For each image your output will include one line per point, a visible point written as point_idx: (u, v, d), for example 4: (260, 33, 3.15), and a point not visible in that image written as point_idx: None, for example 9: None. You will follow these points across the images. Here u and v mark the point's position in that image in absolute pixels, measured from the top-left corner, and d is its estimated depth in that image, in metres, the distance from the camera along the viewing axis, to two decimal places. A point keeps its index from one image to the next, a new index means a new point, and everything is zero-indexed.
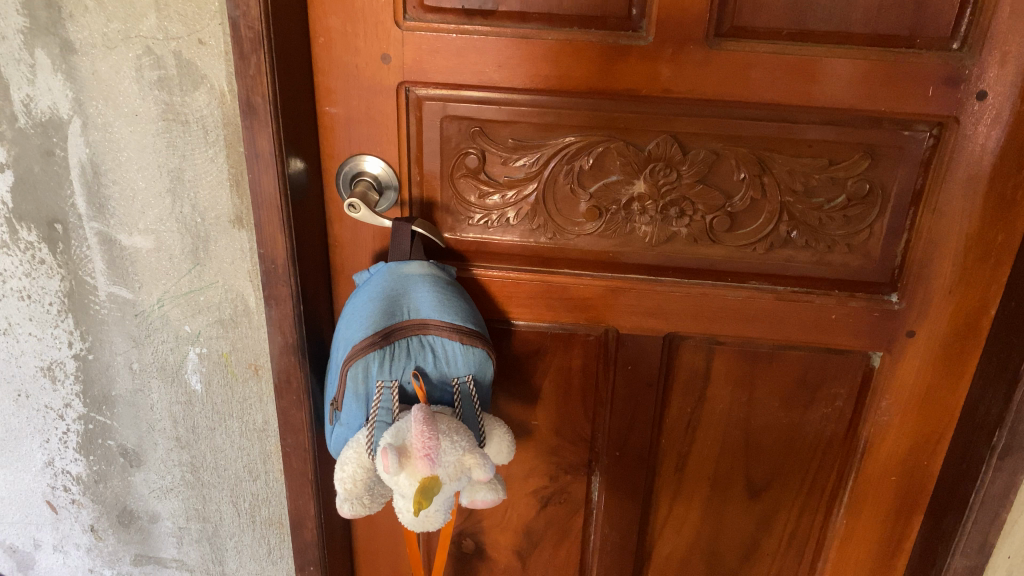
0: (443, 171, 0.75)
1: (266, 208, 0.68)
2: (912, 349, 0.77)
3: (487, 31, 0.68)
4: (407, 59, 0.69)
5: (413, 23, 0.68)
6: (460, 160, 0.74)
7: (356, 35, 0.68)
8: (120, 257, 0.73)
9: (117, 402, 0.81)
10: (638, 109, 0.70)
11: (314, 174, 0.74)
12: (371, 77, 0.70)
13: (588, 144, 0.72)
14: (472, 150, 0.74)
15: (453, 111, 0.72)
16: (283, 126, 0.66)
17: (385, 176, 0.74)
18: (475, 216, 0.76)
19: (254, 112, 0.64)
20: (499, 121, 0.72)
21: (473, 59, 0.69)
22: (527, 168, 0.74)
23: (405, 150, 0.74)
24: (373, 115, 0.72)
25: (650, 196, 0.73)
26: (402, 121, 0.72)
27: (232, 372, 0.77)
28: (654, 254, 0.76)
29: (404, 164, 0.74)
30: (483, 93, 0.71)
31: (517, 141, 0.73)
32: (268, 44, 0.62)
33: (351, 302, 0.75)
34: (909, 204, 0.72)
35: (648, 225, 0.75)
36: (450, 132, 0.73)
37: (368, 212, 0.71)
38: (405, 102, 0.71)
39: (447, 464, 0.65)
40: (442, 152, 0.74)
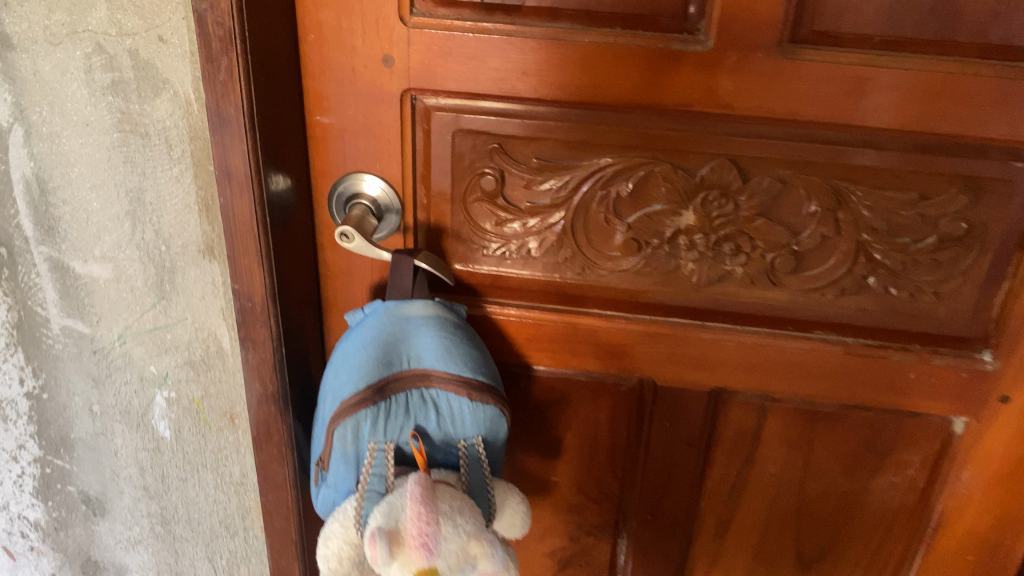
0: (454, 193, 0.63)
1: (240, 236, 0.57)
2: (1004, 415, 0.65)
3: (509, 30, 0.56)
4: (414, 62, 0.57)
5: (422, 19, 0.56)
6: (475, 181, 0.62)
7: (352, 31, 0.57)
8: (75, 286, 0.63)
9: (76, 445, 0.71)
10: (689, 126, 0.58)
11: (301, 194, 0.62)
12: (370, 82, 0.58)
13: (627, 166, 0.60)
14: (489, 170, 0.62)
15: (467, 124, 0.60)
16: (263, 141, 0.55)
17: (386, 202, 0.63)
18: (491, 245, 0.65)
19: (226, 125, 0.53)
20: (522, 138, 0.60)
21: (492, 63, 0.57)
22: (553, 193, 0.62)
23: (410, 168, 0.62)
24: (372, 127, 0.60)
25: (700, 229, 0.61)
26: (407, 134, 0.61)
27: (204, 420, 0.67)
28: (701, 296, 0.64)
29: (409, 184, 0.63)
30: (503, 104, 0.59)
31: (542, 161, 0.61)
32: (242, 44, 0.51)
33: (342, 346, 0.64)
34: (1014, 249, 0.59)
35: (697, 263, 0.63)
36: (463, 148, 0.61)
37: (364, 242, 0.60)
38: (411, 112, 0.60)
39: (447, 554, 0.54)
40: (454, 171, 0.63)
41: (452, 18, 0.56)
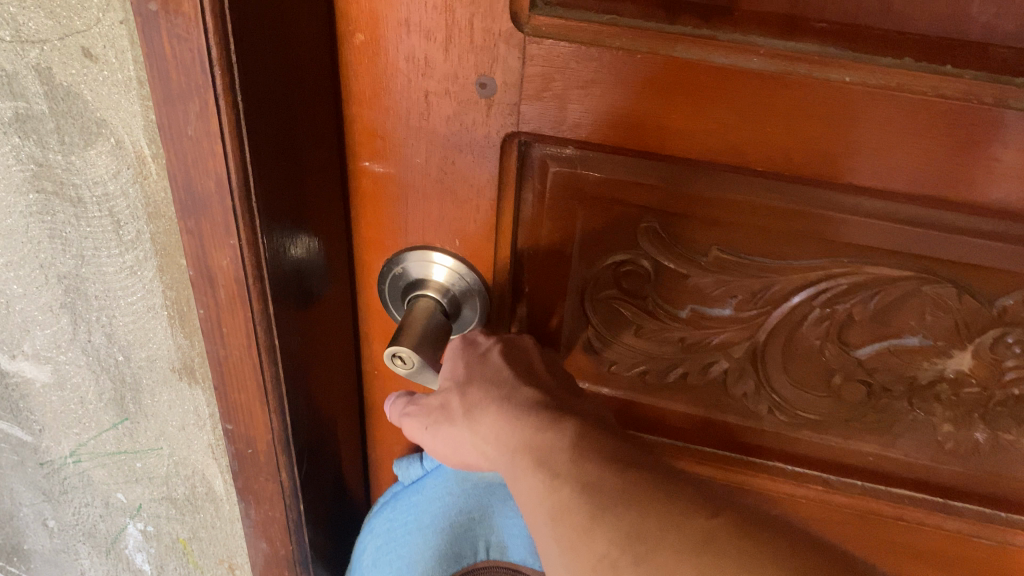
0: (568, 283, 0.40)
1: (233, 366, 0.36)
2: None
3: (705, 50, 0.31)
4: (530, 93, 0.33)
5: (551, 21, 0.32)
6: (609, 274, 0.39)
7: (427, 33, 0.32)
8: (3, 385, 0.42)
9: (33, 557, 0.52)
10: (1003, 234, 0.33)
11: (338, 272, 0.40)
12: (454, 117, 0.35)
13: (874, 279, 0.36)
14: (635, 259, 0.38)
15: (604, 190, 0.36)
16: (269, 233, 0.32)
17: (463, 286, 0.40)
18: (624, 363, 0.42)
19: (204, 206, 0.31)
20: (698, 218, 0.36)
21: (665, 102, 0.32)
22: (737, 304, 0.38)
23: (506, 246, 0.38)
24: (449, 185, 0.37)
25: (976, 381, 0.38)
26: (506, 199, 0.37)
27: (194, 563, 0.48)
28: (950, 469, 0.41)
29: (505, 270, 0.39)
30: (675, 167, 0.35)
31: (725, 256, 0.37)
32: (226, 83, 0.28)
33: (384, 517, 0.42)
34: None
35: (955, 424, 0.39)
36: (594, 226, 0.37)
37: (424, 370, 0.37)
38: (516, 165, 0.36)
39: None
40: (576, 258, 0.39)
41: (604, 22, 0.31)
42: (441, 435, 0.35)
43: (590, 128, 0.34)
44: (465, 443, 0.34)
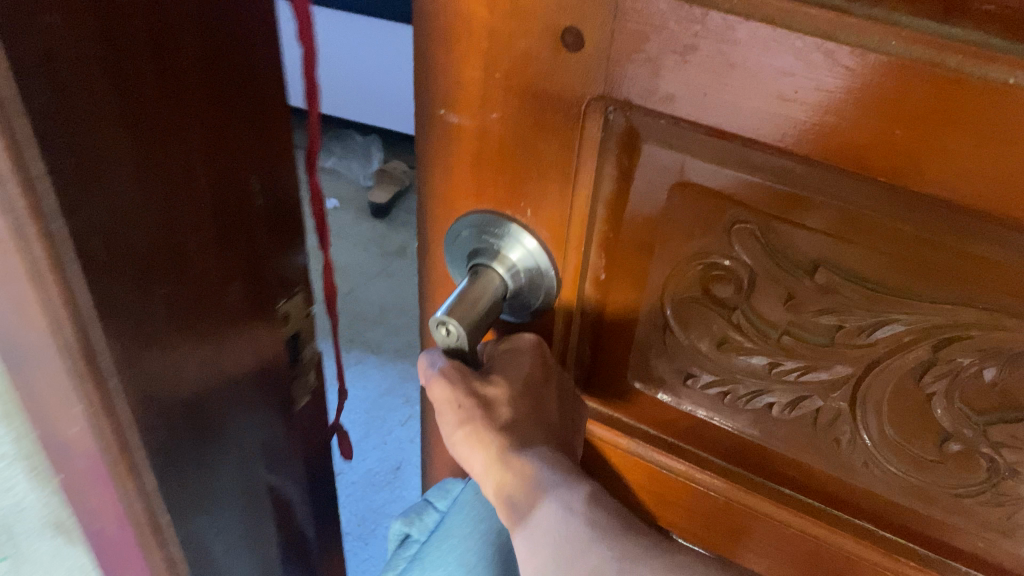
0: (648, 278, 0.34)
1: (100, 513, 0.31)
2: None
3: (833, 22, 0.24)
4: (626, 50, 0.28)
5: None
6: (692, 277, 0.33)
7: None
8: None
9: None
10: None
11: (254, 366, 0.36)
12: (538, 65, 0.30)
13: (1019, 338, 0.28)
14: (725, 266, 0.32)
15: (698, 177, 0.30)
16: (121, 350, 0.27)
17: (535, 270, 0.36)
18: (701, 378, 0.36)
19: (34, 361, 0.26)
20: (802, 225, 0.29)
21: (784, 87, 0.26)
22: (841, 336, 0.31)
23: (581, 227, 0.34)
24: (529, 142, 0.32)
25: None
26: (586, 173, 0.32)
27: None
28: None
29: (579, 250, 0.34)
30: (782, 166, 0.28)
31: (831, 279, 0.30)
32: (34, 202, 0.22)
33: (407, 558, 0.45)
34: None
35: None
36: (680, 218, 0.32)
37: (472, 344, 0.34)
38: (607, 140, 0.31)
39: None
40: (658, 252, 0.33)
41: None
42: (475, 435, 0.35)
43: (687, 105, 0.28)
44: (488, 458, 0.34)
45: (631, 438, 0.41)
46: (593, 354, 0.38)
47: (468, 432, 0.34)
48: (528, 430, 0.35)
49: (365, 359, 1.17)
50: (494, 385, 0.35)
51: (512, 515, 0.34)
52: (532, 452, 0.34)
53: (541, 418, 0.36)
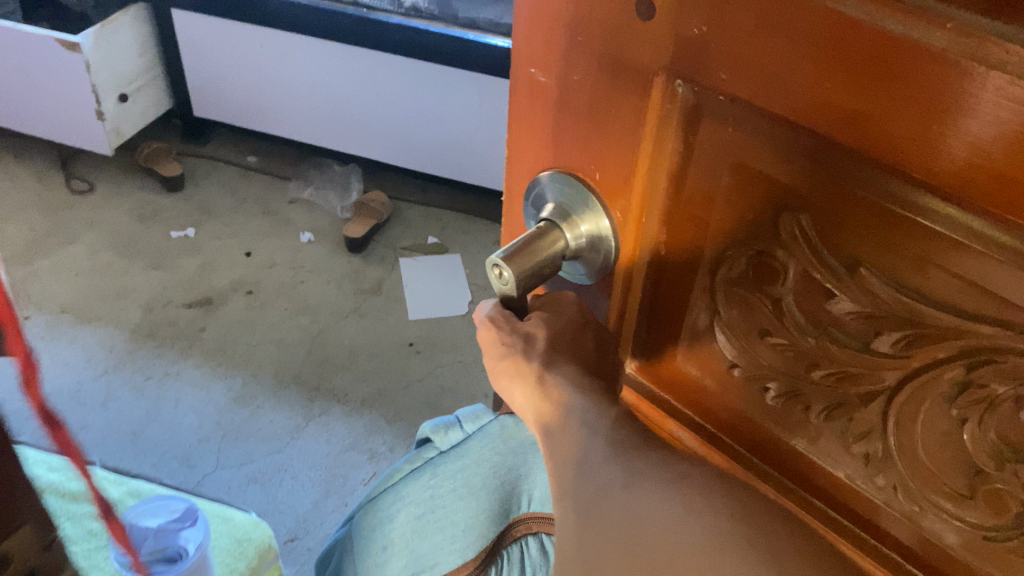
0: (702, 255, 0.33)
1: None
2: None
3: (881, 13, 0.22)
4: (690, 16, 0.27)
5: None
6: (742, 257, 0.32)
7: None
8: None
9: None
10: None
11: None
12: (613, 16, 0.29)
13: None
14: (770, 252, 0.30)
15: (750, 159, 0.29)
16: None
17: (598, 235, 0.36)
18: (742, 368, 0.34)
19: None
20: (844, 221, 0.27)
21: (825, 75, 0.24)
22: (877, 348, 0.29)
23: (639, 188, 0.33)
24: (600, 95, 0.32)
25: None
26: (648, 134, 0.31)
27: None
28: None
29: (636, 210, 0.34)
30: (828, 155, 0.26)
31: (868, 282, 0.27)
32: None
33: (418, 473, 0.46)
34: None
35: None
36: (733, 196, 0.30)
37: (518, 292, 0.35)
38: (671, 105, 0.30)
39: None
40: (712, 229, 0.32)
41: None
42: (513, 371, 0.37)
43: (738, 82, 0.27)
44: (527, 395, 0.36)
45: (677, 423, 0.39)
46: (648, 326, 0.38)
47: (508, 364, 0.36)
48: (563, 357, 0.36)
49: (329, 411, 0.99)
50: (531, 321, 0.37)
51: (550, 445, 0.35)
52: (563, 377, 0.35)
53: (580, 354, 0.36)
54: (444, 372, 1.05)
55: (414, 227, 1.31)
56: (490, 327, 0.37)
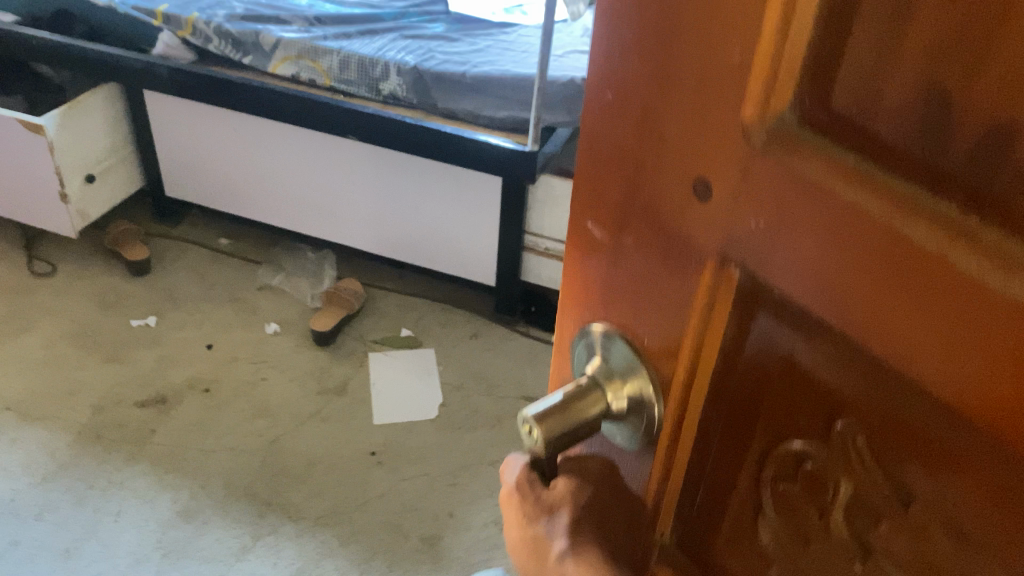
0: (746, 450, 0.27)
1: None
2: None
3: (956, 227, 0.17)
4: (746, 209, 0.22)
5: (778, 138, 0.21)
6: (785, 461, 0.25)
7: (656, 87, 0.24)
8: None
9: None
10: None
11: None
12: (669, 192, 0.25)
13: None
14: (814, 460, 0.24)
15: (802, 358, 0.23)
16: None
17: (640, 398, 0.29)
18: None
19: None
20: (904, 454, 0.21)
21: (883, 284, 0.19)
22: None
23: (683, 376, 0.28)
24: (656, 269, 0.27)
25: None
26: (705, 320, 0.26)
27: None
28: None
29: (684, 398, 0.28)
30: (894, 382, 0.20)
31: (925, 535, 0.20)
32: None
33: None
34: None
35: None
36: (783, 389, 0.25)
37: (548, 456, 0.30)
38: (730, 296, 0.25)
39: None
40: (757, 421, 0.26)
41: (839, 162, 0.19)
42: (535, 548, 0.32)
43: (798, 289, 0.22)
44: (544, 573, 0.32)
45: None
46: (695, 495, 0.30)
47: (530, 539, 0.32)
48: (591, 539, 0.31)
49: (281, 530, 0.93)
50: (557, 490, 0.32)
51: None
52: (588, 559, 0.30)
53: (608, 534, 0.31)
54: (408, 487, 0.99)
55: (388, 317, 1.25)
56: (516, 495, 0.33)
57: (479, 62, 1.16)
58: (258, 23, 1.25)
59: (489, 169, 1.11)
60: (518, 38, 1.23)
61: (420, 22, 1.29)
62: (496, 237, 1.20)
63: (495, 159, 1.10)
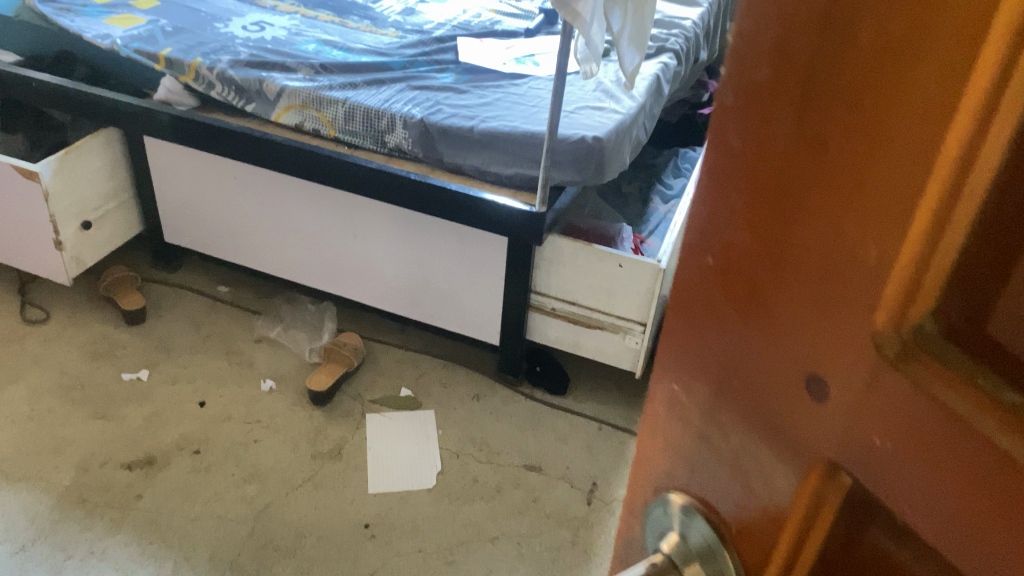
0: None
1: None
2: None
3: None
4: (872, 427, 0.18)
5: (924, 359, 0.17)
6: None
7: (761, 250, 0.20)
8: None
9: None
10: None
11: None
12: (771, 382, 0.21)
13: None
14: None
15: None
16: None
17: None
18: None
19: None
20: None
21: None
22: None
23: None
24: (747, 454, 0.23)
25: None
26: (803, 523, 0.21)
27: None
28: None
29: None
30: None
31: None
32: None
33: None
34: None
35: None
36: None
37: None
38: (839, 505, 0.20)
39: None
40: None
41: (985, 395, 0.15)
42: None
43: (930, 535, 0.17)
44: None
45: None
46: None
47: None
48: None
49: None
50: None
51: None
52: None
53: None
54: (402, 561, 0.94)
55: (388, 374, 1.21)
56: None
57: (487, 116, 1.13)
58: (262, 69, 1.22)
59: (495, 230, 1.08)
60: (528, 92, 1.20)
61: (428, 72, 1.27)
62: (500, 296, 1.15)
63: (501, 220, 1.07)
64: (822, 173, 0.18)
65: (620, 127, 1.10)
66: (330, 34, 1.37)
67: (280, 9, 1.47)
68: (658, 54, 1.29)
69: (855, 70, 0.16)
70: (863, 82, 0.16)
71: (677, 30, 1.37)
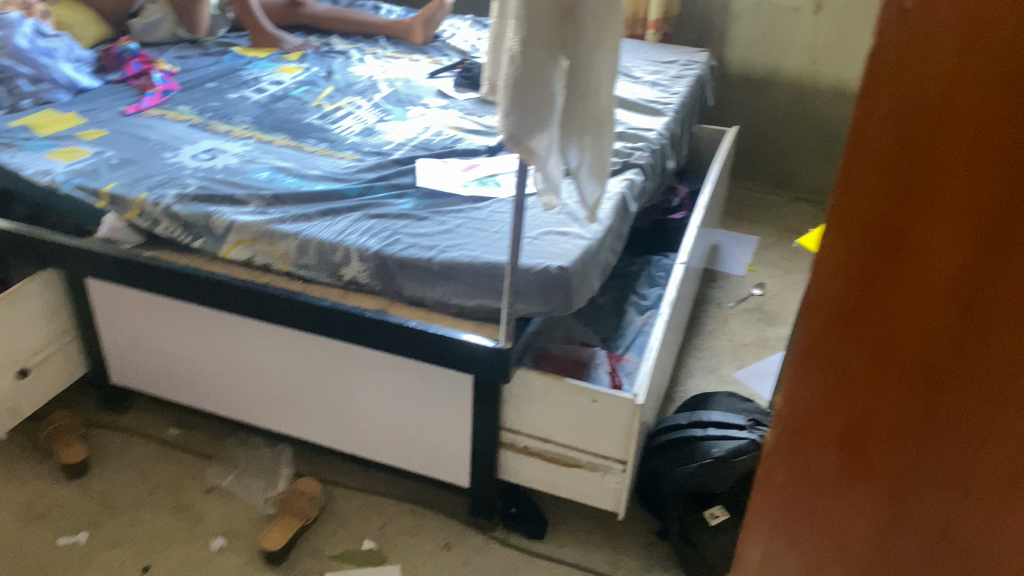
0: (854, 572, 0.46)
1: None
2: None
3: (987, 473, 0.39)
4: (892, 451, 0.41)
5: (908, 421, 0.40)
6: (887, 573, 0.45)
7: (854, 305, 0.38)
8: None
9: None
10: None
11: None
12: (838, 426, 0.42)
13: None
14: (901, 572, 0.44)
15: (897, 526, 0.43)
16: None
17: None
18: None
19: None
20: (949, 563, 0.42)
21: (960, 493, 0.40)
22: None
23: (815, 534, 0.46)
24: (865, 440, 0.42)
25: None
26: (901, 455, 0.41)
27: None
28: None
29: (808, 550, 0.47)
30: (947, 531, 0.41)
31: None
32: None
33: None
34: None
35: None
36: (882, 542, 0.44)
37: None
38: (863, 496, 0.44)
39: None
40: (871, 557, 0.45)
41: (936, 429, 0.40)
42: None
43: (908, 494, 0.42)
44: None
45: None
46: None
47: None
48: None
49: None
50: None
51: None
52: None
53: None
54: None
55: (351, 525, 1.12)
56: None
57: (447, 246, 1.07)
58: (209, 202, 1.16)
59: (457, 368, 1.01)
60: (490, 216, 1.16)
61: (386, 198, 1.22)
62: (468, 436, 1.08)
63: (466, 357, 0.99)
64: (882, 301, 0.37)
65: (586, 253, 1.04)
66: (285, 160, 1.33)
67: (233, 134, 1.42)
68: (624, 170, 1.26)
69: (897, 167, 0.34)
70: (898, 260, 0.36)
71: (642, 143, 1.34)
